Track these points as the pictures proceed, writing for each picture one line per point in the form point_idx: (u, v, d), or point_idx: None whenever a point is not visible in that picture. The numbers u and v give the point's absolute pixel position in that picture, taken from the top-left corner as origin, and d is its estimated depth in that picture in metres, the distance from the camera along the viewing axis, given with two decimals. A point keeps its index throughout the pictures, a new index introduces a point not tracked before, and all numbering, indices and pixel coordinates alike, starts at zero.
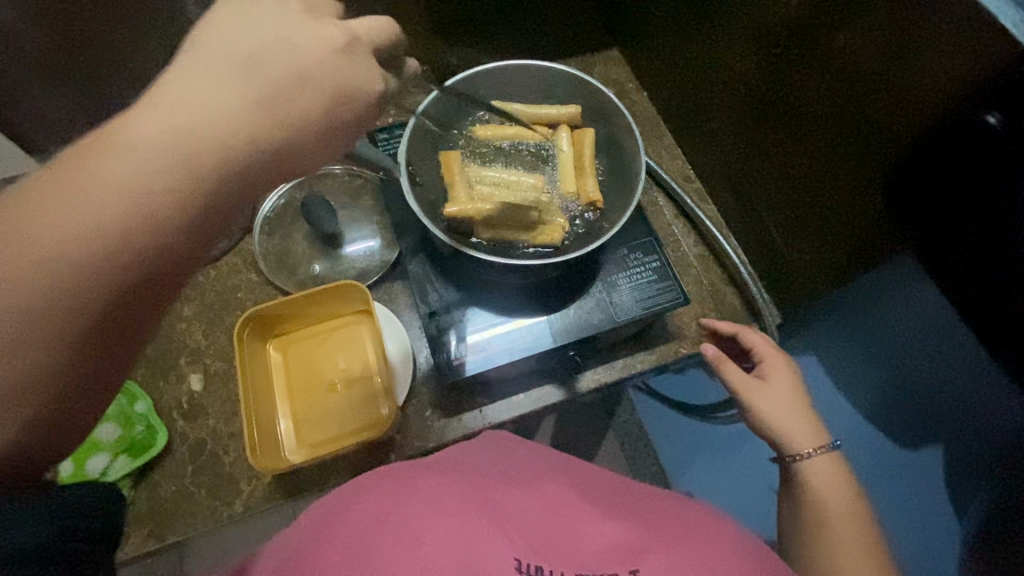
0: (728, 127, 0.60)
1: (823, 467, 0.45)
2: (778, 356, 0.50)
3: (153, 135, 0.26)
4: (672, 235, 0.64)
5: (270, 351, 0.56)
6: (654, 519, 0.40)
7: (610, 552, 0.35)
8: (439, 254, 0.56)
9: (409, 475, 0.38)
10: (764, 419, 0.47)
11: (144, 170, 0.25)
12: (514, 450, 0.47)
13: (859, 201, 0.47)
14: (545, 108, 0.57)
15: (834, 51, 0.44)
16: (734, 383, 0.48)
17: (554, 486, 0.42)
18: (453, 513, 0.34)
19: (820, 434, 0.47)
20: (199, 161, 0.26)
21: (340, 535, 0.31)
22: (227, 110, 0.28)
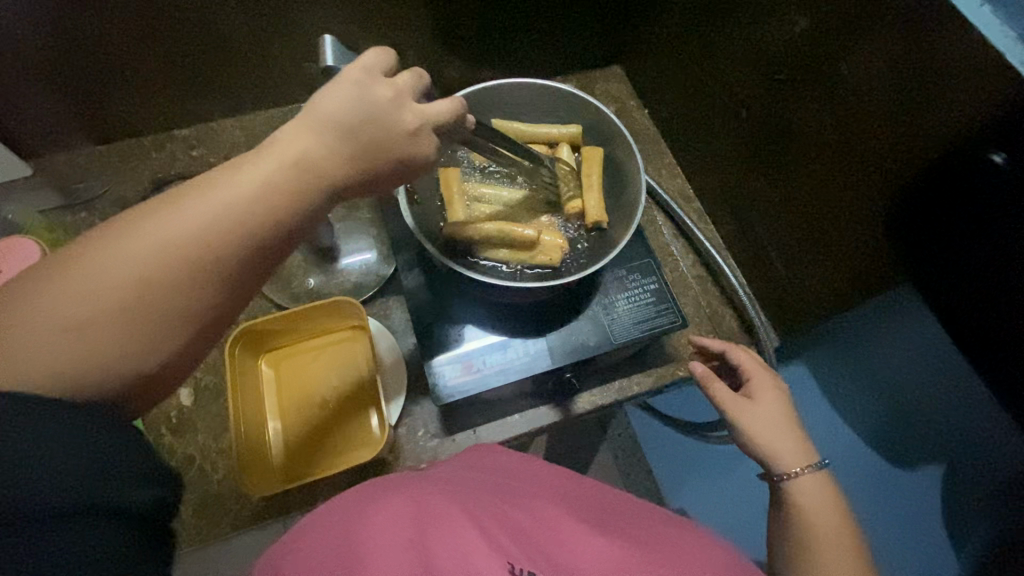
0: (728, 149, 0.60)
1: (810, 485, 0.44)
2: (766, 375, 0.50)
3: (213, 195, 0.29)
4: (670, 255, 0.64)
5: (262, 367, 0.55)
6: (640, 533, 0.39)
7: (597, 560, 0.35)
8: (436, 272, 0.56)
9: (393, 489, 0.37)
10: (752, 439, 0.46)
11: (201, 224, 0.28)
12: (501, 462, 0.46)
13: (860, 230, 0.46)
14: (545, 128, 0.56)
15: (838, 81, 0.44)
16: (722, 401, 0.48)
17: (540, 498, 0.41)
18: (445, 524, 0.33)
19: (809, 452, 0.46)
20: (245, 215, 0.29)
21: (325, 553, 0.31)
22: (273, 167, 0.30)
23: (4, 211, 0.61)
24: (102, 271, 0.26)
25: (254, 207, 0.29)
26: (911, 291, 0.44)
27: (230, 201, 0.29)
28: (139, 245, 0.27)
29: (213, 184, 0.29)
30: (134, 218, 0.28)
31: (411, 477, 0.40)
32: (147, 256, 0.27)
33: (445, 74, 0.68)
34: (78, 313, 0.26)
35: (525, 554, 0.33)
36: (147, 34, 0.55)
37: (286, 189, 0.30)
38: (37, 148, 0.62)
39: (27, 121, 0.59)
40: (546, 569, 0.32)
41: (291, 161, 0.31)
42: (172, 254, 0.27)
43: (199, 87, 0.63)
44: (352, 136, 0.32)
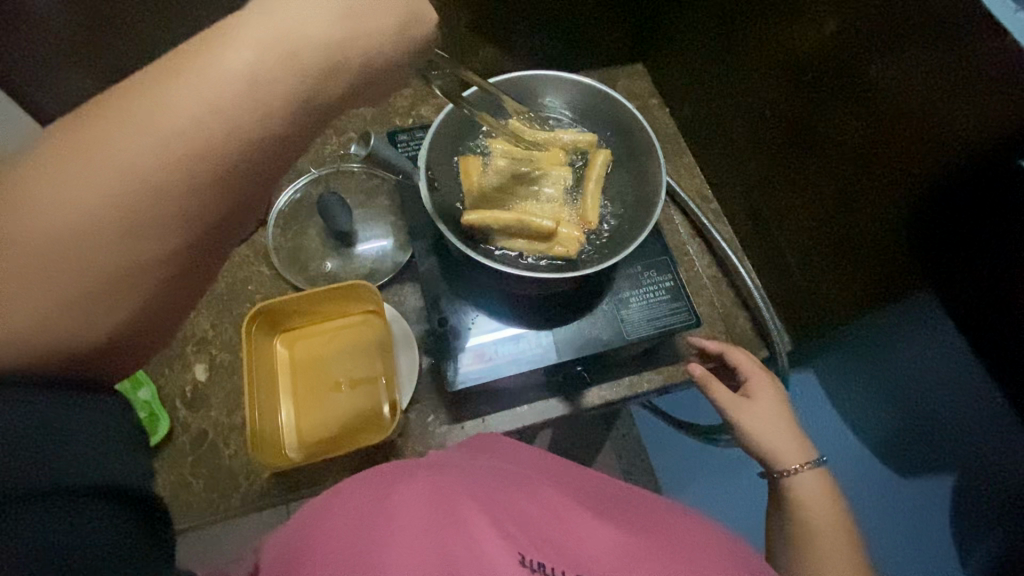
0: (750, 150, 0.59)
1: (811, 483, 0.44)
2: (763, 374, 0.49)
3: (206, 75, 0.24)
4: (686, 253, 0.64)
5: (277, 346, 0.56)
6: (648, 525, 0.39)
7: (605, 553, 0.35)
8: (452, 260, 0.56)
9: (407, 473, 0.37)
10: (752, 437, 0.46)
11: (197, 114, 0.23)
12: (510, 450, 0.46)
13: (884, 235, 0.46)
14: (562, 134, 0.57)
15: (866, 84, 0.44)
16: (722, 403, 0.47)
17: (549, 488, 0.41)
18: (458, 509, 0.33)
19: (807, 449, 0.46)
20: (244, 103, 0.24)
21: (339, 534, 0.31)
22: (277, 49, 0.25)
23: None
24: (87, 168, 0.22)
25: (254, 92, 0.25)
26: (930, 301, 0.44)
27: (229, 88, 0.24)
28: (131, 136, 0.23)
29: (203, 60, 0.24)
30: (122, 98, 0.23)
31: (422, 462, 0.40)
32: (136, 152, 0.23)
33: (470, 64, 0.69)
34: (67, 225, 0.22)
35: (535, 544, 0.33)
36: (176, 11, 0.56)
37: (283, 74, 0.25)
38: None
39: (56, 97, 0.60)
40: (556, 560, 0.32)
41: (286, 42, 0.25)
42: (169, 151, 0.23)
43: None
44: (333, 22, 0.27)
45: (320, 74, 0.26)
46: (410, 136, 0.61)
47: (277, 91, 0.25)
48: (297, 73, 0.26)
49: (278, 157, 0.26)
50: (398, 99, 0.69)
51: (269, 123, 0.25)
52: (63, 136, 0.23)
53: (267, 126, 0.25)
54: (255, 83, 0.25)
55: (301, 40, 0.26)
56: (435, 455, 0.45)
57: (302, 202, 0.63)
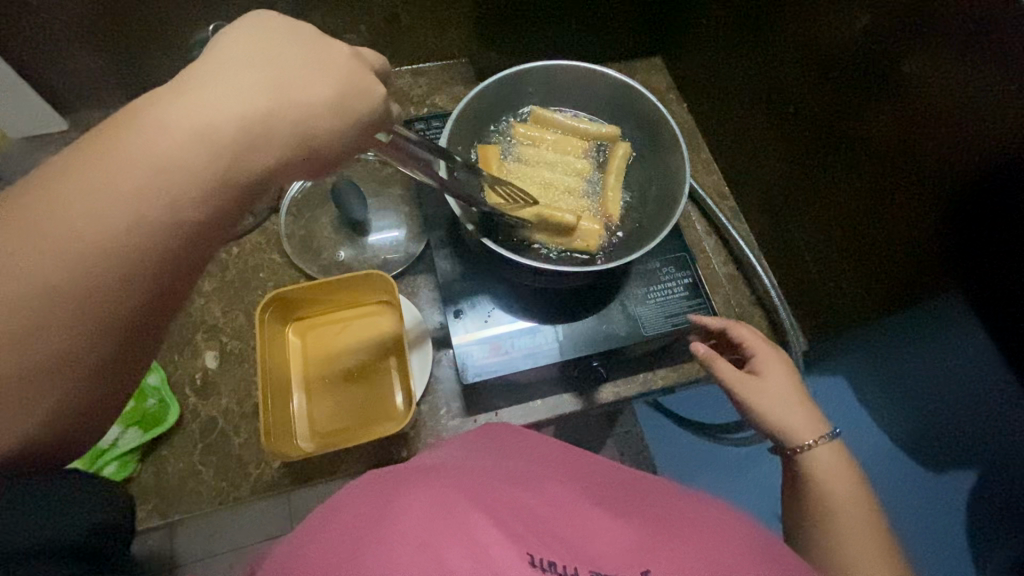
0: (769, 148, 0.59)
1: (826, 455, 0.43)
2: (771, 350, 0.48)
3: (180, 112, 0.26)
4: (702, 250, 0.63)
5: (289, 335, 0.55)
6: (662, 515, 0.38)
7: (619, 550, 0.34)
8: (470, 253, 0.56)
9: (411, 476, 0.36)
10: (762, 416, 0.45)
11: (177, 142, 0.26)
12: (530, 444, 0.46)
13: (907, 235, 0.46)
14: (584, 125, 0.56)
15: (895, 83, 0.43)
16: (728, 380, 0.46)
17: (560, 485, 0.40)
18: (464, 513, 0.32)
19: (819, 423, 0.45)
20: (220, 134, 0.27)
21: (338, 543, 0.30)
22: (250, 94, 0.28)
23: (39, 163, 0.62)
24: (74, 201, 0.24)
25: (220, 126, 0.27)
26: (958, 301, 0.43)
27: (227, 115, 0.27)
28: (117, 168, 0.25)
29: (179, 98, 0.27)
30: (101, 135, 0.26)
31: (423, 463, 0.39)
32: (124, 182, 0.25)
33: (487, 55, 0.68)
34: (62, 247, 0.24)
35: (541, 541, 0.32)
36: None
37: (245, 107, 0.27)
38: (75, 103, 0.63)
39: (68, 76, 0.60)
40: (567, 557, 0.32)
41: (252, 84, 0.28)
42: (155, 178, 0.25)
43: None
44: (314, 69, 0.30)
45: (293, 113, 0.29)
46: (426, 124, 0.61)
47: (251, 130, 0.27)
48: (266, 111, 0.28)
49: (254, 183, 0.28)
50: (412, 88, 0.68)
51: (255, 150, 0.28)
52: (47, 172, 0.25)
53: (241, 152, 0.27)
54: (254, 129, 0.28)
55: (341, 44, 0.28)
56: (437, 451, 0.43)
57: (315, 190, 0.62)
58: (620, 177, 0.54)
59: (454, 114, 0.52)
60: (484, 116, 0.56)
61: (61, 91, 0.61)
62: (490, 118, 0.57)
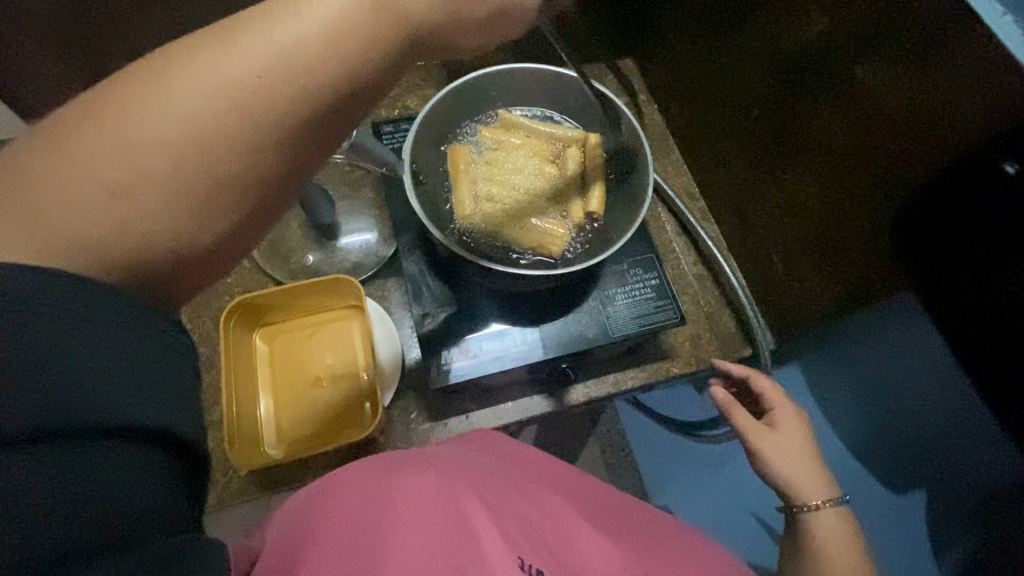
0: (736, 147, 0.59)
1: (830, 520, 0.44)
2: (791, 408, 0.50)
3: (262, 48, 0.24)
4: (672, 251, 0.64)
5: (256, 341, 0.55)
6: (645, 547, 0.39)
7: (602, 567, 0.35)
8: (438, 256, 0.56)
9: (409, 463, 0.36)
10: (773, 469, 0.47)
11: (261, 71, 0.24)
12: (511, 450, 0.46)
13: (867, 233, 0.46)
14: (549, 128, 0.57)
15: (854, 85, 0.44)
16: (742, 426, 0.48)
17: (545, 498, 0.40)
18: (463, 506, 0.32)
19: (830, 486, 0.46)
20: (248, 108, 0.24)
21: (333, 515, 0.30)
22: (263, 58, 0.24)
23: None
24: (95, 161, 0.22)
25: (244, 98, 0.23)
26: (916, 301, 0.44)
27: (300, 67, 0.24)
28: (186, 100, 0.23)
29: (205, 58, 0.23)
30: (124, 88, 0.23)
31: (422, 454, 0.39)
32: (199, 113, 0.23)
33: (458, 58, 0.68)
34: (88, 217, 0.22)
35: (533, 549, 0.33)
36: None
37: (270, 78, 0.24)
38: None
39: None
40: (556, 569, 0.32)
41: (273, 46, 0.24)
42: (172, 147, 0.23)
43: None
44: (341, 21, 0.26)
45: (295, 78, 0.24)
46: (395, 127, 0.60)
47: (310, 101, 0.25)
48: (288, 81, 0.24)
49: (290, 165, 0.26)
50: None
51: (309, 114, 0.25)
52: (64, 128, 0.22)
53: (282, 133, 0.25)
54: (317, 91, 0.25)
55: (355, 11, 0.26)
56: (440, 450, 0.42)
57: None
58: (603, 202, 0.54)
59: (419, 118, 0.51)
60: (452, 118, 0.56)
61: None
62: (459, 120, 0.57)
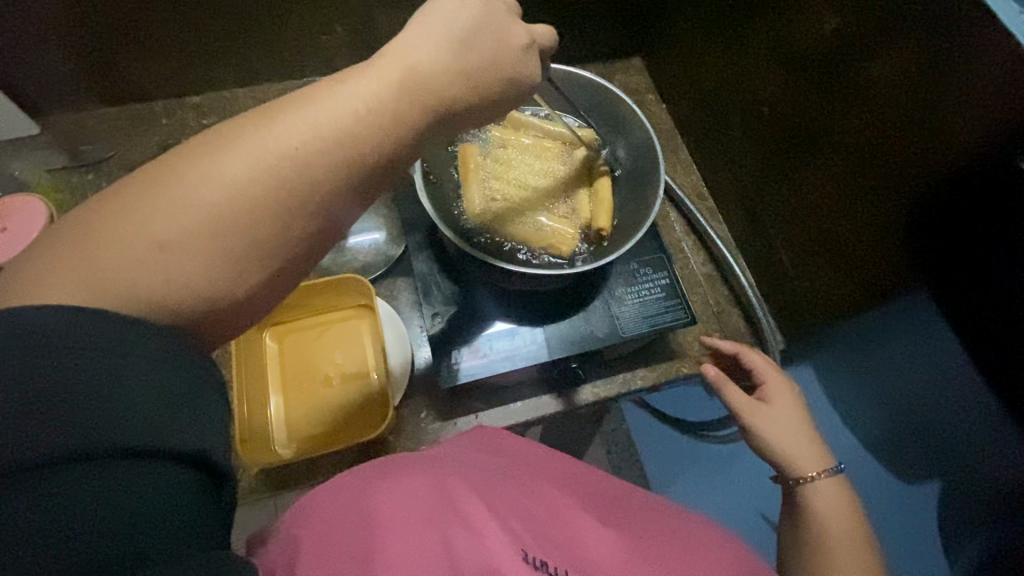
0: (745, 147, 0.59)
1: (829, 489, 0.44)
2: (781, 379, 0.50)
3: (312, 114, 0.26)
4: (681, 251, 0.63)
5: (267, 341, 0.55)
6: (654, 533, 0.39)
7: (608, 558, 0.34)
8: (448, 256, 0.56)
9: (415, 465, 0.36)
10: (766, 443, 0.47)
11: (307, 130, 0.25)
12: (514, 444, 0.45)
13: (879, 233, 0.46)
14: (560, 129, 0.57)
15: (867, 83, 0.44)
16: (737, 404, 0.48)
17: (551, 490, 0.40)
18: (464, 506, 0.32)
19: (825, 457, 0.46)
20: (285, 169, 0.25)
21: (335, 520, 0.30)
22: (300, 129, 0.25)
23: (10, 168, 0.62)
24: (143, 219, 0.23)
25: (282, 162, 0.25)
26: (928, 300, 0.44)
27: (340, 119, 0.26)
28: (228, 159, 0.24)
29: (249, 135, 0.25)
30: (177, 157, 0.25)
31: (425, 455, 0.39)
32: (239, 170, 0.24)
33: None
34: (134, 265, 0.22)
35: (536, 541, 0.33)
36: None
37: (307, 145, 0.25)
38: (46, 105, 0.62)
39: (39, 78, 0.59)
40: (559, 560, 0.32)
41: (313, 118, 0.26)
42: (216, 197, 0.24)
43: (214, 52, 0.63)
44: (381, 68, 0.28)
45: (335, 125, 0.26)
46: None
47: (344, 138, 0.26)
48: (322, 143, 0.26)
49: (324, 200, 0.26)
50: None
51: (342, 146, 0.26)
52: (115, 202, 0.23)
53: (315, 169, 0.25)
54: (351, 124, 0.26)
55: (409, 63, 0.29)
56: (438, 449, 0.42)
57: None
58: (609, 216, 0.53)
59: None
60: None
61: (31, 93, 0.61)
62: None
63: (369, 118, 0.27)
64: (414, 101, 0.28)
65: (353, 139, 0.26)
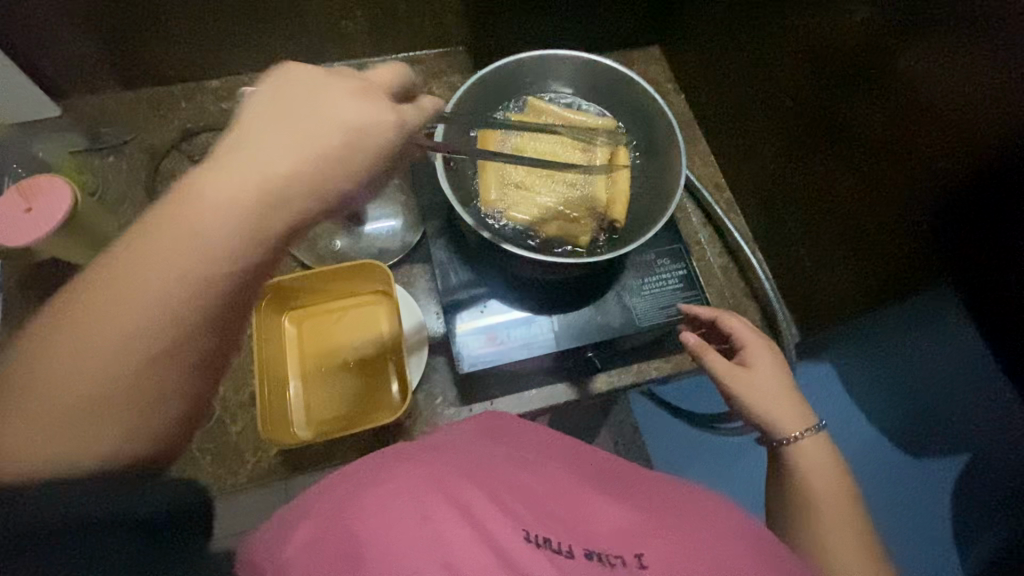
0: (766, 139, 0.59)
1: (813, 449, 0.42)
2: (759, 339, 0.46)
3: (227, 180, 0.25)
4: (697, 242, 0.64)
5: (286, 324, 0.55)
6: (662, 505, 0.36)
7: (613, 535, 0.32)
8: (465, 243, 0.56)
9: (408, 453, 0.33)
10: (749, 408, 0.43)
11: (222, 198, 0.24)
12: (506, 426, 0.42)
13: (901, 229, 0.46)
14: (580, 115, 0.56)
15: (893, 77, 0.43)
16: (717, 370, 0.44)
17: (553, 465, 0.38)
18: (462, 491, 0.29)
19: (808, 415, 0.43)
20: (199, 275, 0.24)
21: (317, 519, 0.27)
22: (220, 208, 0.24)
23: (33, 148, 0.62)
24: (54, 364, 0.22)
25: (126, 327, 0.23)
26: (952, 294, 0.44)
27: (260, 184, 0.25)
28: (137, 266, 0.23)
29: (98, 303, 0.23)
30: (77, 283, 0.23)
31: (421, 443, 0.36)
32: (149, 277, 0.23)
33: (490, 44, 0.70)
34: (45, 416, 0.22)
35: (538, 520, 0.31)
36: None
37: (154, 294, 0.23)
38: (67, 88, 0.63)
39: (60, 59, 0.59)
40: (562, 536, 0.30)
41: (156, 269, 0.23)
42: (132, 313, 0.23)
43: (234, 36, 0.62)
44: (306, 122, 0.27)
45: (263, 187, 0.25)
46: None
47: (279, 194, 0.25)
48: (179, 287, 0.23)
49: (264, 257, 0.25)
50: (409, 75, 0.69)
51: (280, 203, 0.25)
52: None
53: (251, 239, 0.25)
54: (282, 179, 0.26)
55: (325, 110, 0.27)
56: (437, 434, 0.40)
57: None
58: (625, 209, 0.53)
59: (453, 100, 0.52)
60: (482, 102, 0.56)
61: (53, 74, 0.61)
62: (489, 106, 0.57)
63: (297, 176, 0.26)
64: (251, 200, 0.25)
65: (209, 271, 0.24)
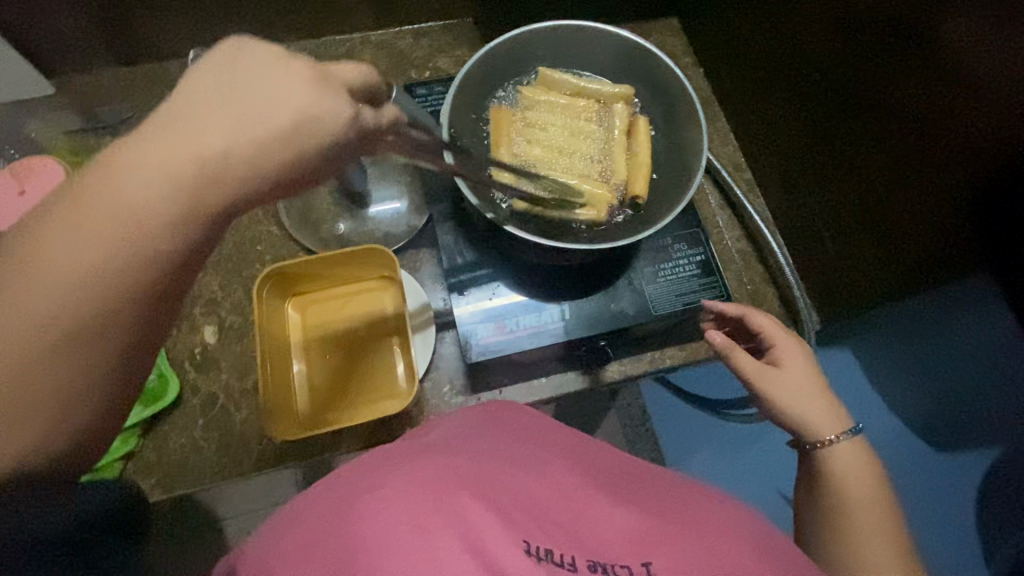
0: (791, 114, 0.56)
1: (848, 451, 0.40)
2: (789, 340, 0.44)
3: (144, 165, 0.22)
4: (716, 226, 0.62)
5: (289, 310, 0.54)
6: (674, 507, 0.33)
7: (624, 538, 0.30)
8: (473, 226, 0.54)
9: (411, 454, 0.32)
10: (777, 409, 0.42)
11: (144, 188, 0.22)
12: (514, 417, 0.41)
13: (933, 215, 0.43)
14: (595, 85, 0.53)
15: (931, 52, 0.40)
16: (744, 370, 0.42)
17: (564, 461, 0.36)
18: (461, 498, 0.28)
19: (842, 417, 0.41)
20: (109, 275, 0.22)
21: (310, 528, 0.26)
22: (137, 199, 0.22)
23: (27, 128, 0.60)
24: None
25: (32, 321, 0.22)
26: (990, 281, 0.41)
27: (177, 175, 0.22)
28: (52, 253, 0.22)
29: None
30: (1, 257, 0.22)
31: (424, 441, 0.35)
32: (61, 271, 0.21)
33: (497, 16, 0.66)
34: None
35: (541, 528, 0.28)
36: None
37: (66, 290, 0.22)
38: (60, 64, 0.60)
39: (51, 32, 0.57)
40: (565, 543, 0.28)
41: (48, 289, 0.21)
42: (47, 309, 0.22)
43: (231, 8, 0.60)
44: (230, 100, 0.23)
45: (189, 175, 0.22)
46: (428, 90, 0.58)
47: (205, 186, 0.22)
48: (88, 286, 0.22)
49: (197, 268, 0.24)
50: (414, 50, 0.66)
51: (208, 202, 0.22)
52: None
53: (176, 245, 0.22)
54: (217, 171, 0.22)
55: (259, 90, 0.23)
56: (438, 428, 0.38)
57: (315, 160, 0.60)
58: (646, 183, 0.50)
59: (460, 75, 0.49)
60: (490, 78, 0.53)
61: (45, 50, 0.59)
62: (498, 82, 0.54)
63: (225, 173, 0.22)
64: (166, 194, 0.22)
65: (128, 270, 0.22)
